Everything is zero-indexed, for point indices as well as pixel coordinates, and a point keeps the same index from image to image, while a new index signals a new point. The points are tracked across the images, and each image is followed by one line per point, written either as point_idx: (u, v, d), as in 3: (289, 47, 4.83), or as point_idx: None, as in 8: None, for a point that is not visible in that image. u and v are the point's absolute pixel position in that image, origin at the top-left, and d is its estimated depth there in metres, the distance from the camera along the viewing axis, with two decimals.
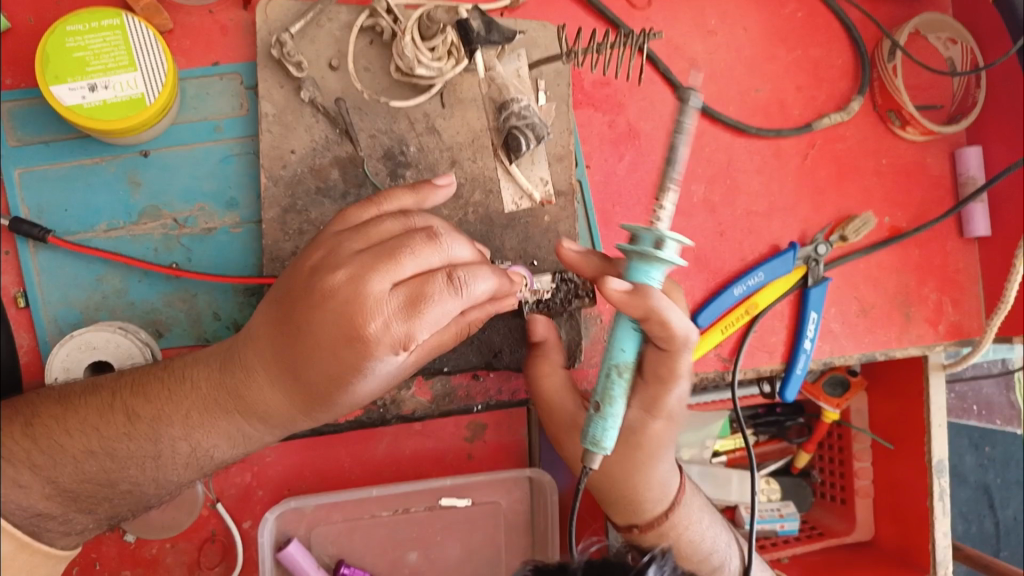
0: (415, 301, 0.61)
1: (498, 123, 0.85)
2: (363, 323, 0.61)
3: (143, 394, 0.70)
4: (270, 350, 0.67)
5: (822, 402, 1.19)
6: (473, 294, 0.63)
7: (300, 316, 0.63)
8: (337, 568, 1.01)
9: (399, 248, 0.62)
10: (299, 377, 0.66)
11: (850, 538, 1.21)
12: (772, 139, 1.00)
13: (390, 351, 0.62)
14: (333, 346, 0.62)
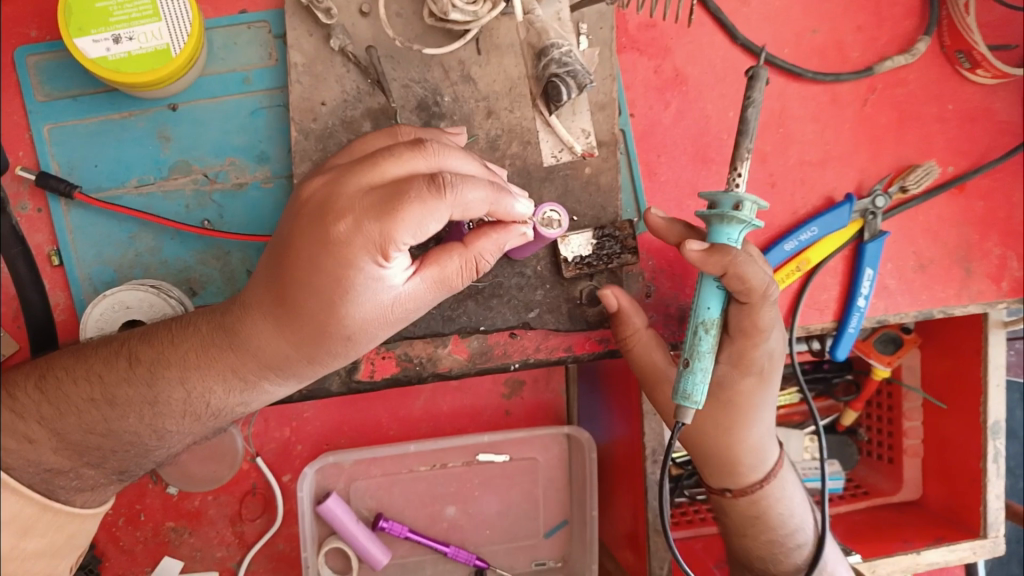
0: (390, 197, 0.58)
1: (536, 72, 0.80)
2: (336, 223, 0.58)
3: (148, 339, 0.69)
4: (265, 281, 0.65)
5: (873, 360, 1.15)
6: (461, 199, 0.59)
7: (288, 234, 0.62)
8: (376, 522, 1.03)
9: (381, 152, 0.60)
10: (288, 303, 0.63)
11: (896, 498, 1.18)
12: (829, 84, 0.94)
13: (368, 253, 0.59)
14: (314, 256, 0.60)
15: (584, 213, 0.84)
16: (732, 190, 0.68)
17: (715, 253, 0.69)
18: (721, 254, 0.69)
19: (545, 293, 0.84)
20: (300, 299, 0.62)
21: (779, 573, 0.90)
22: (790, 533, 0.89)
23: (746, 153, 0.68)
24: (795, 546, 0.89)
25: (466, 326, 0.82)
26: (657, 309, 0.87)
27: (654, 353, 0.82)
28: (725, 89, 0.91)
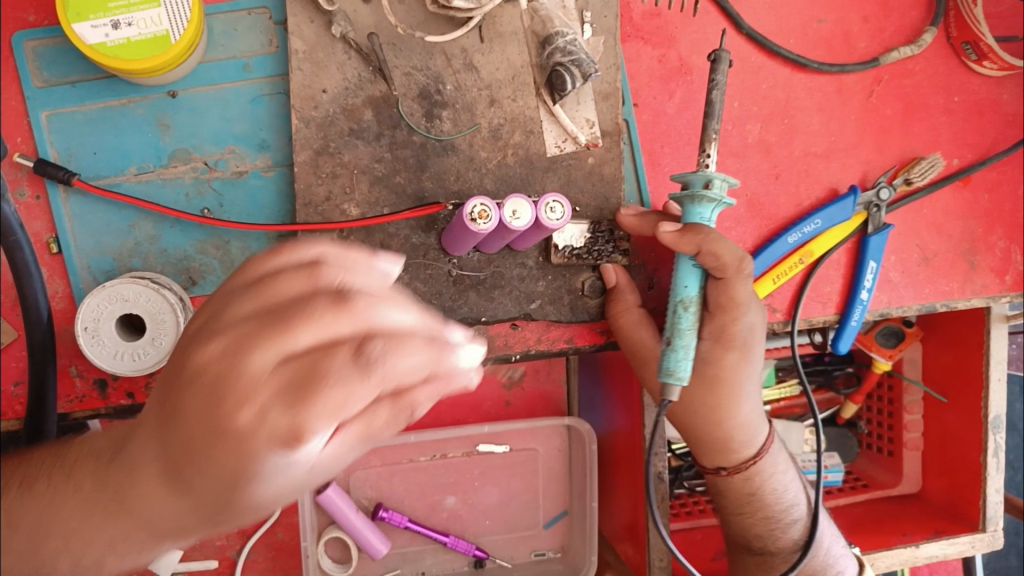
0: (306, 381, 0.40)
1: (540, 61, 0.80)
2: (233, 413, 0.41)
3: (29, 491, 0.54)
4: (149, 444, 0.48)
5: (874, 353, 1.14)
6: (394, 372, 0.41)
7: (174, 401, 0.45)
8: (376, 511, 1.03)
9: (291, 309, 0.42)
10: (180, 481, 0.46)
11: (896, 491, 1.19)
12: (835, 74, 0.93)
13: (278, 449, 0.41)
14: (211, 441, 0.43)
15: (587, 203, 0.83)
16: (702, 170, 0.71)
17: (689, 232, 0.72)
18: (693, 233, 0.71)
19: (547, 285, 0.83)
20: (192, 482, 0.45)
21: (779, 550, 0.89)
22: (783, 508, 0.90)
23: (714, 135, 0.71)
24: (791, 521, 0.90)
25: (467, 317, 0.81)
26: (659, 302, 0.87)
27: (641, 332, 0.80)
28: (730, 79, 0.90)
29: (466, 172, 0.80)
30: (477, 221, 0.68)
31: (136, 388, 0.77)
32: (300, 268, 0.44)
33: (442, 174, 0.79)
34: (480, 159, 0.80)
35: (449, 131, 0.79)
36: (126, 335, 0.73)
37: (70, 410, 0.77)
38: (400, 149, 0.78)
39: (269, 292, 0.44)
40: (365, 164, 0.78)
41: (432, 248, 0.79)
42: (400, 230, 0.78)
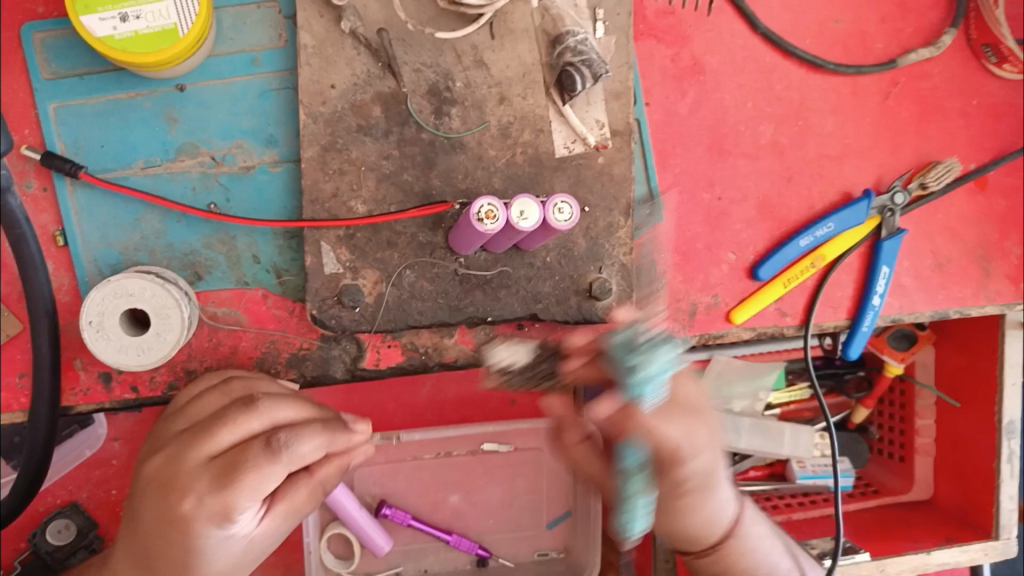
0: (228, 471, 0.62)
1: (551, 60, 0.79)
2: (181, 502, 0.62)
3: None
4: (122, 551, 0.67)
5: (885, 356, 1.13)
6: (295, 452, 0.64)
7: (137, 509, 0.66)
8: (379, 508, 1.03)
9: (213, 422, 0.65)
10: (150, 573, 0.66)
11: (907, 497, 1.18)
12: (851, 76, 0.92)
13: (212, 525, 0.62)
14: (163, 530, 0.63)
15: (596, 203, 0.82)
16: None
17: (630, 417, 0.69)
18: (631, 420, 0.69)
19: (553, 286, 0.82)
20: (156, 564, 0.65)
21: None
22: None
23: None
24: None
25: (474, 316, 0.80)
26: (668, 304, 0.88)
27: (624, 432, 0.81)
28: (744, 80, 0.90)
29: (474, 170, 0.79)
30: (484, 221, 0.68)
31: (141, 381, 0.77)
32: (211, 394, 0.71)
33: (450, 171, 0.79)
34: (488, 158, 0.79)
35: (458, 129, 0.79)
36: (131, 329, 0.73)
37: (74, 404, 0.76)
38: (408, 146, 0.78)
39: (196, 414, 0.70)
40: (372, 161, 0.77)
41: (438, 247, 0.79)
42: (407, 229, 0.78)
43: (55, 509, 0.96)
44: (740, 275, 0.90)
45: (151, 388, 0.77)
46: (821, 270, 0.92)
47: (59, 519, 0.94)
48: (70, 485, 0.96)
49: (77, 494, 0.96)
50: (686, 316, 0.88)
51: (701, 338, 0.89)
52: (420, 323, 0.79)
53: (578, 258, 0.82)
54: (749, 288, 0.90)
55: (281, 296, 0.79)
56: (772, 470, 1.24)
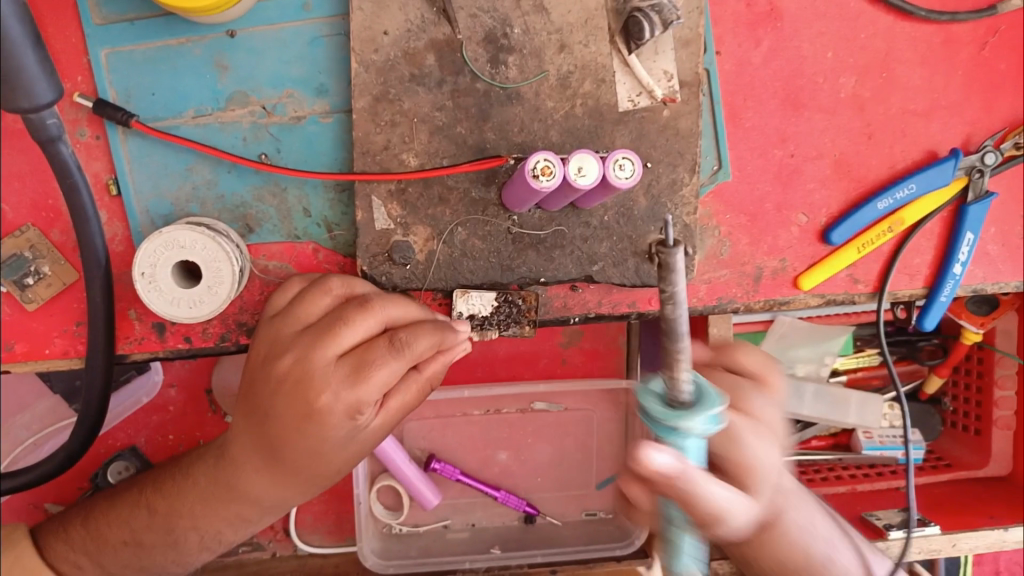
0: (359, 368, 0.66)
1: (617, 5, 0.74)
2: (318, 396, 0.66)
3: (160, 490, 0.79)
4: (248, 440, 0.71)
5: (962, 321, 1.07)
6: (416, 348, 0.67)
7: (264, 405, 0.68)
8: (427, 463, 1.02)
9: (335, 322, 0.67)
10: (279, 457, 0.70)
11: (983, 473, 1.12)
12: (943, 24, 0.84)
13: (349, 417, 0.67)
14: (298, 423, 0.67)
15: (659, 159, 0.77)
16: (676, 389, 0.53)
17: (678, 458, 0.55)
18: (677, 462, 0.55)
19: (611, 247, 0.78)
20: (286, 452, 0.69)
21: None
22: None
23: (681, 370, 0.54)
24: None
25: (526, 277, 0.77)
26: (732, 267, 0.84)
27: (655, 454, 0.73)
28: (825, 27, 0.83)
29: (531, 123, 0.75)
30: (539, 177, 0.65)
31: (193, 332, 0.77)
32: (314, 292, 0.69)
33: (505, 124, 0.75)
34: (546, 110, 0.75)
35: (515, 79, 0.75)
36: (183, 281, 0.72)
37: (128, 352, 0.77)
38: (462, 96, 0.74)
39: (306, 313, 0.69)
40: (425, 112, 0.74)
41: (491, 204, 0.76)
42: (460, 183, 0.75)
43: (115, 450, 0.98)
44: (811, 238, 0.85)
45: (204, 338, 0.77)
46: (899, 234, 0.86)
47: (118, 461, 0.97)
48: (129, 429, 0.99)
49: (135, 437, 0.99)
50: (750, 280, 0.84)
51: (766, 304, 0.85)
52: (471, 284, 0.77)
53: (637, 218, 0.78)
54: (820, 253, 0.85)
55: (332, 251, 0.78)
56: (836, 442, 1.19)
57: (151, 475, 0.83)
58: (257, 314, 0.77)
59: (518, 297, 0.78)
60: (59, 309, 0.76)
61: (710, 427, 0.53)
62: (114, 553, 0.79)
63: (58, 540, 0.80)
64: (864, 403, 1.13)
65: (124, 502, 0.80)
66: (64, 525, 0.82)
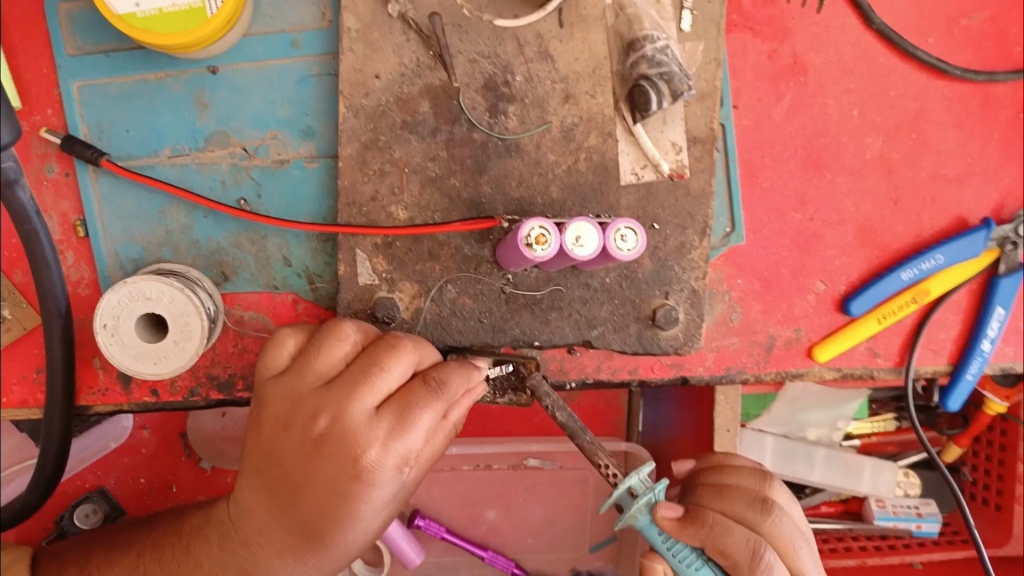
0: (402, 418, 0.58)
1: (624, 69, 0.69)
2: (363, 454, 0.57)
3: (159, 562, 0.69)
4: (269, 520, 0.61)
5: (987, 391, 1.00)
6: (452, 389, 0.60)
7: (294, 475, 0.59)
8: (412, 518, 0.97)
9: (369, 370, 0.59)
10: (308, 535, 0.60)
11: (1002, 551, 1.03)
12: (981, 84, 0.79)
13: (398, 475, 0.59)
14: (338, 490, 0.58)
15: (667, 220, 0.71)
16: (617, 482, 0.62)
17: (691, 523, 0.62)
18: (697, 523, 0.61)
19: (611, 310, 0.72)
20: (319, 526, 0.59)
21: None
22: None
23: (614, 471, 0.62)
24: None
25: (519, 339, 0.71)
26: (742, 335, 0.78)
27: None
28: (852, 84, 0.77)
29: (530, 177, 0.70)
30: (533, 247, 0.59)
31: (160, 384, 0.72)
32: (333, 341, 0.61)
33: (502, 177, 0.70)
34: (548, 163, 0.70)
35: (515, 130, 0.69)
36: (151, 335, 0.67)
37: (90, 404, 0.72)
38: (458, 147, 0.69)
39: (325, 364, 0.60)
40: (416, 162, 0.69)
41: (484, 261, 0.70)
42: (451, 239, 0.70)
43: (82, 492, 0.94)
44: (829, 307, 0.79)
45: (171, 392, 0.72)
46: (924, 306, 0.80)
47: (85, 504, 0.91)
48: (99, 471, 0.94)
49: (105, 479, 0.95)
50: (762, 350, 0.78)
51: (777, 375, 0.79)
52: (457, 348, 0.71)
53: (641, 281, 0.72)
54: (838, 322, 0.79)
55: (313, 303, 0.72)
56: (846, 508, 1.12)
57: (153, 533, 0.73)
58: (231, 368, 0.72)
59: (513, 361, 0.70)
60: (19, 355, 0.71)
61: (644, 516, 0.61)
62: None
63: None
64: (878, 470, 1.09)
65: (118, 564, 0.70)
66: (61, 569, 0.72)
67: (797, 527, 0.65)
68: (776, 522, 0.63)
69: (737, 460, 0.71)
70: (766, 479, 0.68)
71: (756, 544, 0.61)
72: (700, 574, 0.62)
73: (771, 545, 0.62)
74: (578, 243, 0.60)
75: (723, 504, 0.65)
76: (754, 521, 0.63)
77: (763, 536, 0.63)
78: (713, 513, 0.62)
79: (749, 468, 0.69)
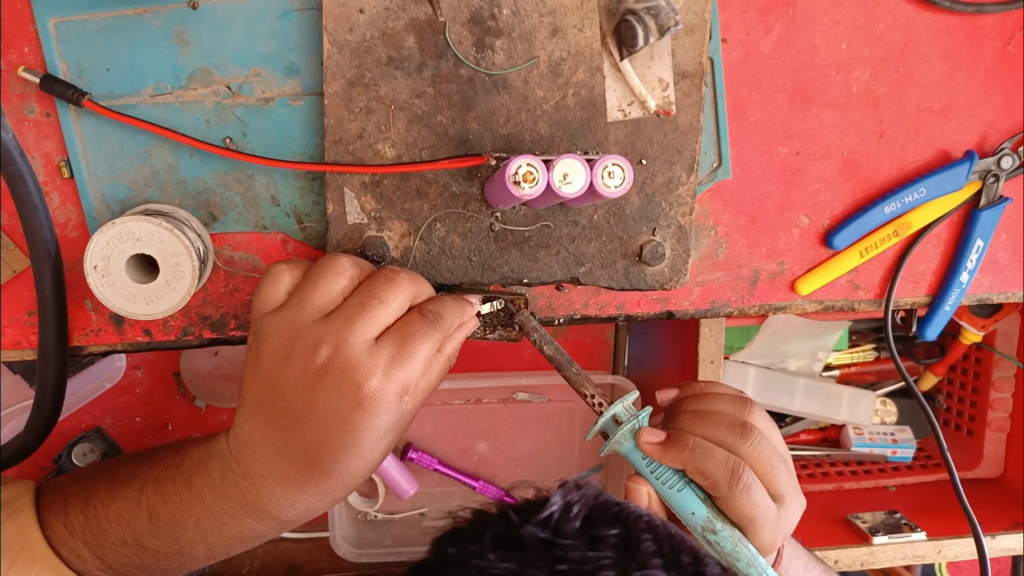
0: (402, 346, 0.60)
1: (610, 4, 0.68)
2: (365, 382, 0.59)
3: (163, 493, 0.71)
4: (270, 450, 0.63)
5: (963, 322, 1.02)
6: (450, 320, 0.62)
7: (296, 405, 0.60)
8: (405, 451, 0.99)
9: (369, 301, 0.60)
10: (311, 463, 0.62)
11: (972, 473, 1.07)
12: (969, 16, 0.79)
13: (398, 402, 0.61)
14: (341, 417, 0.60)
15: (655, 156, 0.71)
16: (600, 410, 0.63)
17: (674, 446, 0.64)
18: (679, 446, 0.63)
19: (599, 247, 0.73)
20: (321, 455, 0.61)
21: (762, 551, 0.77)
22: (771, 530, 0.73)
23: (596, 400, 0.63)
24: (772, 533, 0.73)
25: (508, 277, 0.73)
26: (727, 269, 0.79)
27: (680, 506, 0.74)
28: (841, 16, 0.77)
29: (518, 113, 0.69)
30: (521, 184, 0.60)
31: (153, 324, 0.73)
32: (331, 275, 0.62)
33: (490, 114, 0.69)
34: (535, 99, 0.69)
35: (502, 65, 0.69)
36: (142, 275, 0.67)
37: (84, 344, 0.73)
38: (445, 83, 0.69)
39: (324, 297, 0.61)
40: (403, 99, 0.68)
41: (473, 199, 0.70)
42: (439, 177, 0.70)
43: (79, 432, 0.95)
44: (812, 241, 0.80)
45: (164, 331, 0.73)
46: (905, 239, 0.81)
47: (83, 442, 0.93)
48: (95, 410, 0.96)
49: (101, 419, 0.96)
50: (746, 284, 0.79)
51: (761, 308, 0.80)
52: (448, 286, 0.72)
53: (628, 218, 0.72)
54: (821, 256, 0.80)
55: (303, 242, 0.73)
56: (825, 435, 1.16)
57: (154, 466, 0.74)
58: (223, 307, 0.73)
59: (502, 298, 0.71)
60: (10, 297, 0.72)
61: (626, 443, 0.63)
62: (114, 551, 0.71)
63: (57, 520, 0.72)
64: (857, 398, 1.12)
65: (124, 496, 0.72)
66: (67, 504, 0.74)
67: (773, 449, 0.68)
68: (754, 445, 0.66)
69: (719, 389, 0.74)
70: (745, 405, 0.71)
71: (735, 464, 0.64)
72: (683, 494, 0.62)
73: (749, 466, 0.65)
74: (564, 178, 0.60)
75: (704, 429, 0.68)
76: (734, 444, 0.66)
77: (742, 458, 0.66)
78: (694, 437, 0.64)
79: (730, 395, 0.72)
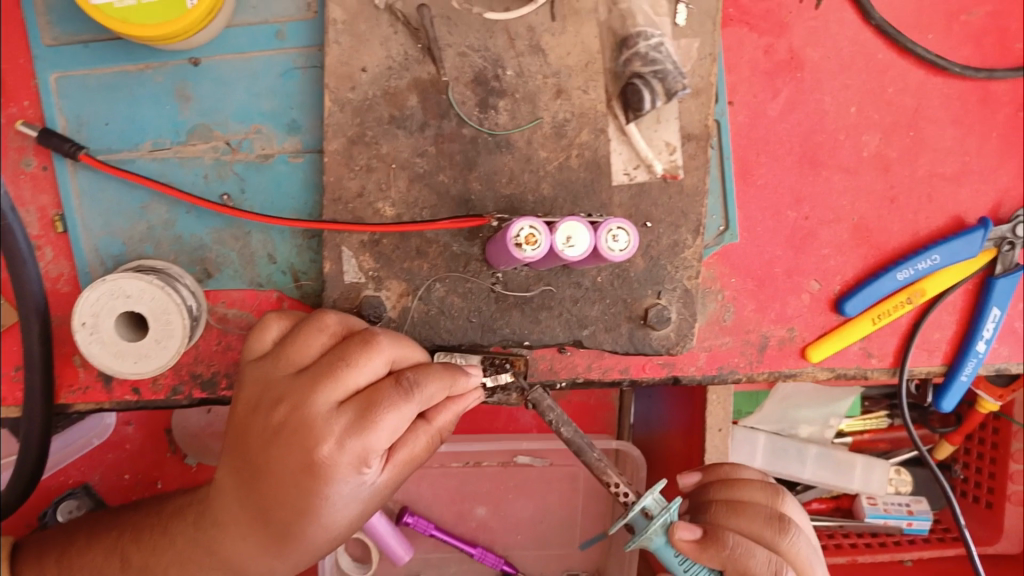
0: (364, 414, 0.55)
1: (616, 66, 0.67)
2: (316, 448, 0.55)
3: (139, 541, 0.68)
4: (234, 502, 0.60)
5: (980, 390, 0.97)
6: (426, 392, 0.57)
7: (257, 460, 0.58)
8: (400, 516, 0.95)
9: (338, 362, 0.56)
10: (268, 522, 0.59)
11: (992, 549, 1.02)
12: (980, 82, 0.78)
13: (355, 473, 0.56)
14: (294, 479, 0.56)
15: (660, 218, 0.70)
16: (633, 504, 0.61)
17: (712, 545, 0.62)
18: (717, 545, 0.61)
19: (602, 310, 0.70)
20: (277, 514, 0.58)
21: None
22: None
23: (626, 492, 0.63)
24: None
25: (509, 339, 0.70)
26: (735, 335, 0.77)
27: None
28: (851, 80, 0.76)
29: (521, 174, 0.68)
30: (523, 246, 0.58)
31: (142, 382, 0.71)
32: (313, 329, 0.59)
33: (492, 174, 0.68)
34: (538, 160, 0.68)
35: (505, 125, 0.68)
36: (131, 333, 0.65)
37: (71, 401, 0.70)
38: (447, 142, 0.68)
39: (300, 353, 0.59)
40: (404, 158, 0.67)
41: (473, 260, 0.69)
42: (440, 237, 0.68)
43: (66, 488, 0.92)
44: (823, 307, 0.77)
45: (154, 390, 0.71)
46: (919, 305, 0.79)
47: (69, 500, 0.90)
48: (84, 466, 0.93)
49: (89, 475, 0.93)
50: (755, 350, 0.77)
51: (770, 375, 0.77)
52: (445, 347, 0.69)
53: (633, 280, 0.70)
54: (832, 322, 0.78)
55: (298, 300, 0.71)
56: (838, 504, 1.11)
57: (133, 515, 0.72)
58: (215, 366, 0.71)
59: (504, 361, 0.68)
60: None
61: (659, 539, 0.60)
62: None
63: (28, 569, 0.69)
64: (869, 467, 1.06)
65: (98, 546, 0.69)
66: (41, 554, 0.71)
67: (811, 544, 0.66)
68: (794, 541, 0.64)
69: (744, 472, 0.71)
70: (776, 494, 0.68)
71: (777, 565, 0.62)
72: None
73: (790, 565, 0.63)
74: (566, 242, 0.58)
75: (739, 522, 0.65)
76: (771, 539, 0.64)
77: (781, 554, 0.64)
78: (734, 535, 0.62)
79: (759, 481, 0.69)
